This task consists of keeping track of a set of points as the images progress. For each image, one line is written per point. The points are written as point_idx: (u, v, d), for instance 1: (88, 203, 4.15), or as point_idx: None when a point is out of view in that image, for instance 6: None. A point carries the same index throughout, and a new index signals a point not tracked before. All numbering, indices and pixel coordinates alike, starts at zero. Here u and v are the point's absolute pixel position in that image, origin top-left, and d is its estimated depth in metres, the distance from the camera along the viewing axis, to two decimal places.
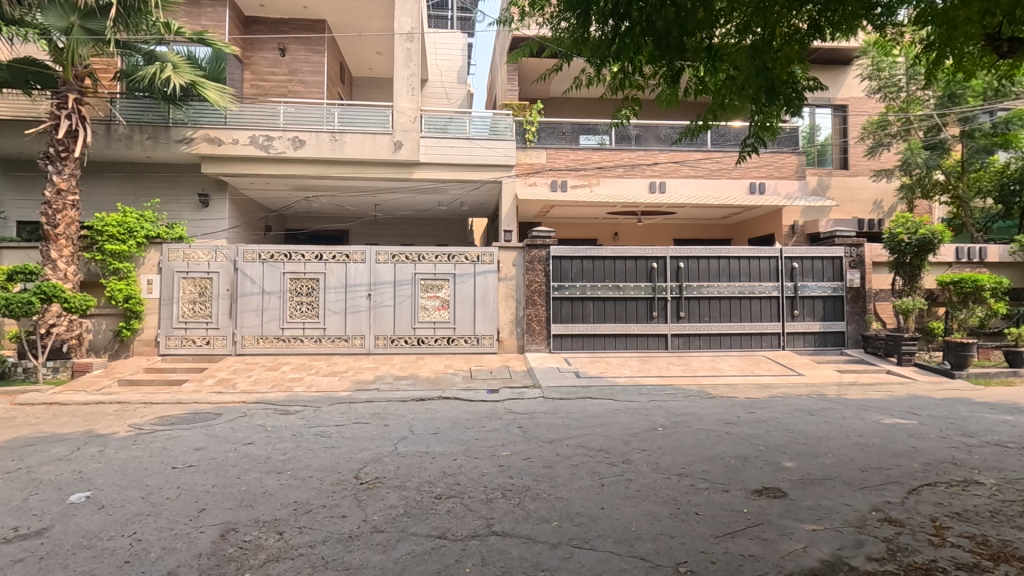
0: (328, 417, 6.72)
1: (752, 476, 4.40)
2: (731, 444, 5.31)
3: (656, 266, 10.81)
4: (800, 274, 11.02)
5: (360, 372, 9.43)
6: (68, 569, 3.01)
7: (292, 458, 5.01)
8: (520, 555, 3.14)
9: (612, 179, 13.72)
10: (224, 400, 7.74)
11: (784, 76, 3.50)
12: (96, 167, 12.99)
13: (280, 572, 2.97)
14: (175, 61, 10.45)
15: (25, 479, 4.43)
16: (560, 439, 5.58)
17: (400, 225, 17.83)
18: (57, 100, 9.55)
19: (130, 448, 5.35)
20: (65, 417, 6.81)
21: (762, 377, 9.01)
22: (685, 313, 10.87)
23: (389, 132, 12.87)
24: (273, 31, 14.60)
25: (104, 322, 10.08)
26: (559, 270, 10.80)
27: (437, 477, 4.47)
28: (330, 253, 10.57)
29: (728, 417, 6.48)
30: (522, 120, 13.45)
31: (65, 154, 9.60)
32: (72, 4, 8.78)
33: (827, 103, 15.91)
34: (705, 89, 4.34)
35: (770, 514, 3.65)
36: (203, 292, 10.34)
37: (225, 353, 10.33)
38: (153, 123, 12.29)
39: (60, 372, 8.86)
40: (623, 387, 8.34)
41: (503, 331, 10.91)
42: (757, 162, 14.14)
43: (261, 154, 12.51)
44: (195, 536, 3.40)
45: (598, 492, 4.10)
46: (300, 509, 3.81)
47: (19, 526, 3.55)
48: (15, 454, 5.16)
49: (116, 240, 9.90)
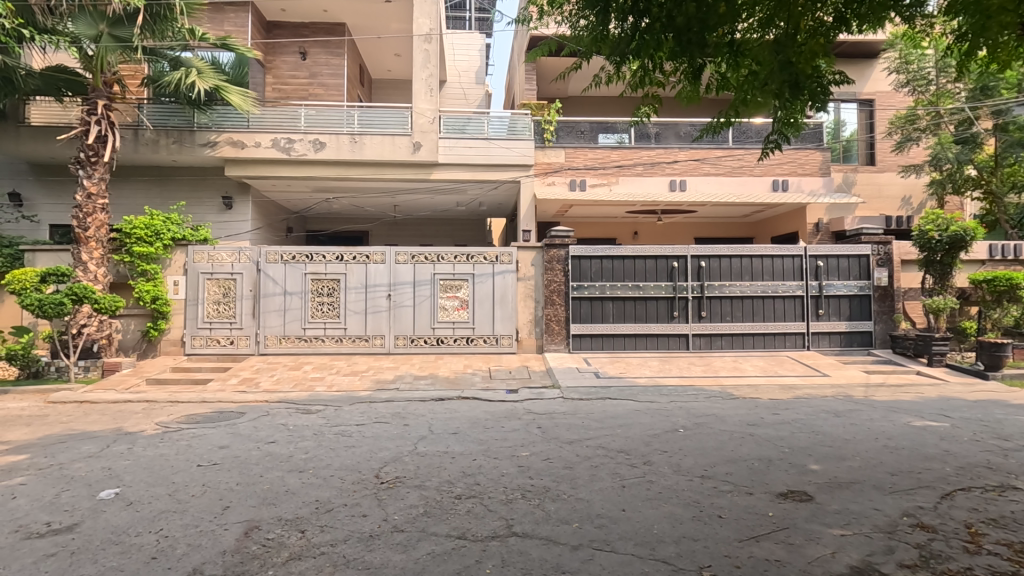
0: (349, 416, 6.76)
1: (777, 478, 4.32)
2: (756, 446, 5.22)
3: (677, 265, 10.68)
4: (826, 273, 10.78)
5: (380, 371, 9.51)
6: (97, 564, 3.08)
7: (313, 458, 5.05)
8: (540, 557, 3.12)
9: (632, 178, 13.60)
10: (247, 400, 7.82)
11: (809, 70, 3.40)
12: (125, 172, 13.32)
13: (302, 570, 2.99)
14: (200, 67, 10.67)
15: (58, 476, 4.56)
16: (580, 440, 5.54)
17: (419, 226, 17.95)
18: (87, 106, 9.80)
19: (157, 445, 5.47)
20: (94, 415, 6.97)
21: (785, 377, 8.84)
22: (707, 312, 10.72)
23: (409, 133, 12.95)
24: (294, 35, 14.78)
25: (133, 322, 10.35)
26: (578, 270, 10.76)
27: (457, 477, 4.47)
28: (351, 253, 10.69)
29: (751, 418, 6.37)
30: (540, 120, 13.42)
31: (94, 158, 9.86)
32: (101, 12, 9.02)
33: (852, 98, 15.58)
34: (727, 85, 4.23)
35: (796, 518, 3.58)
36: (226, 293, 10.53)
37: (248, 353, 10.50)
38: (179, 127, 12.54)
39: (90, 372, 9.16)
40: (643, 388, 8.25)
41: (522, 331, 10.88)
42: (779, 160, 13.89)
43: (282, 156, 12.69)
44: (219, 533, 3.45)
45: (619, 493, 4.06)
46: (322, 508, 3.84)
47: (51, 522, 3.64)
48: (48, 451, 5.31)
49: (144, 242, 10.12)
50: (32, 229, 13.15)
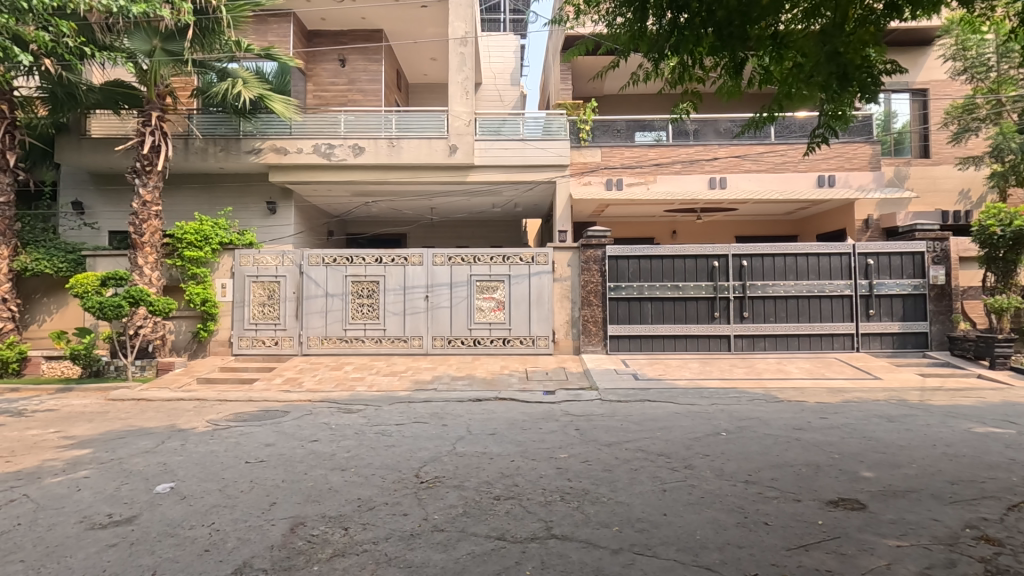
0: (389, 416, 6.88)
1: (826, 485, 4.15)
2: (803, 451, 5.04)
3: (717, 264, 10.43)
4: (876, 271, 10.33)
5: (418, 372, 9.63)
6: (155, 555, 3.22)
7: (355, 456, 5.17)
8: (580, 560, 3.09)
9: (670, 176, 13.37)
10: (291, 399, 8.07)
11: (858, 60, 3.27)
12: (176, 179, 13.89)
13: (346, 567, 3.05)
14: (245, 77, 11.10)
15: (118, 469, 4.80)
16: (619, 442, 5.48)
17: (455, 228, 18.12)
18: (142, 118, 10.27)
19: (207, 442, 5.70)
20: (151, 412, 7.35)
21: (833, 380, 8.53)
22: (749, 313, 10.44)
23: (445, 136, 13.11)
24: (333, 43, 15.15)
25: (184, 323, 10.83)
26: (615, 270, 10.64)
27: (495, 477, 4.49)
28: (389, 256, 10.87)
29: (797, 422, 6.16)
30: (575, 119, 13.36)
31: (149, 168, 10.33)
32: (154, 28, 9.48)
33: (904, 87, 14.90)
34: (771, 78, 4.05)
35: (848, 527, 3.44)
36: (272, 295, 10.88)
37: (293, 353, 10.81)
38: (226, 135, 13.03)
39: (146, 370, 9.60)
40: (683, 390, 8.09)
41: (558, 332, 10.83)
42: (825, 154, 13.41)
43: (323, 161, 13.05)
44: (267, 528, 3.56)
45: (659, 497, 3.99)
46: (364, 506, 3.92)
47: (113, 513, 3.84)
48: (109, 446, 5.61)
49: (194, 247, 10.56)
50: (93, 235, 13.86)
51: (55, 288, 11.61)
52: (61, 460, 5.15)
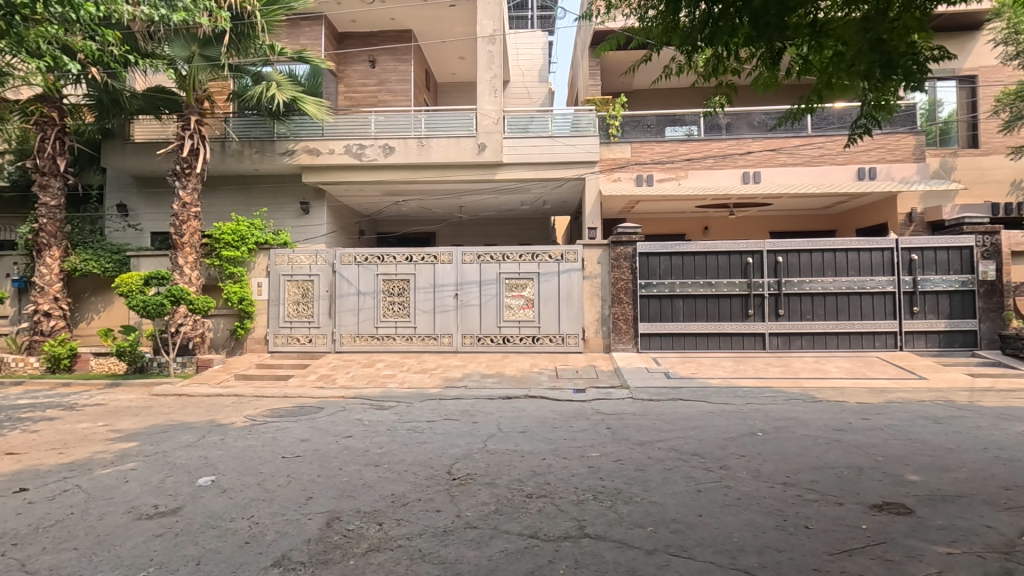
0: (420, 413, 6.95)
1: (869, 489, 4.01)
2: (844, 453, 4.89)
3: (751, 261, 10.20)
4: (921, 267, 9.94)
5: (449, 369, 9.68)
6: (198, 545, 3.32)
7: (388, 452, 5.23)
8: (614, 560, 3.06)
9: (702, 171, 13.12)
10: (325, 395, 8.23)
11: (903, 47, 3.14)
12: (213, 181, 14.28)
13: (381, 562, 3.09)
14: (279, 79, 11.34)
15: (162, 462, 4.98)
16: (651, 441, 5.41)
17: (484, 227, 18.20)
18: (182, 123, 10.60)
19: (246, 437, 5.85)
20: (192, 407, 7.58)
21: (874, 379, 8.24)
22: (785, 310, 10.17)
23: (474, 135, 13.14)
24: (364, 44, 15.35)
25: (222, 322, 11.15)
26: (646, 267, 10.51)
27: (526, 475, 4.48)
28: (419, 254, 10.98)
29: (837, 423, 5.96)
30: (605, 115, 13.24)
31: (189, 170, 10.64)
32: (193, 34, 9.81)
33: (951, 74, 14.29)
34: (810, 69, 3.91)
35: (894, 532, 3.31)
36: (305, 294, 11.10)
37: (326, 351, 11.02)
38: (261, 138, 13.35)
39: (186, 367, 10.00)
40: (717, 389, 7.92)
41: (588, 330, 10.75)
42: (866, 146, 12.94)
43: (355, 162, 13.24)
44: (304, 522, 3.63)
45: (694, 498, 3.91)
46: (398, 502, 3.96)
47: (158, 504, 3.97)
48: (154, 439, 5.82)
49: (231, 247, 10.84)
50: (137, 236, 14.37)
51: (102, 288, 12.08)
52: (110, 453, 5.36)
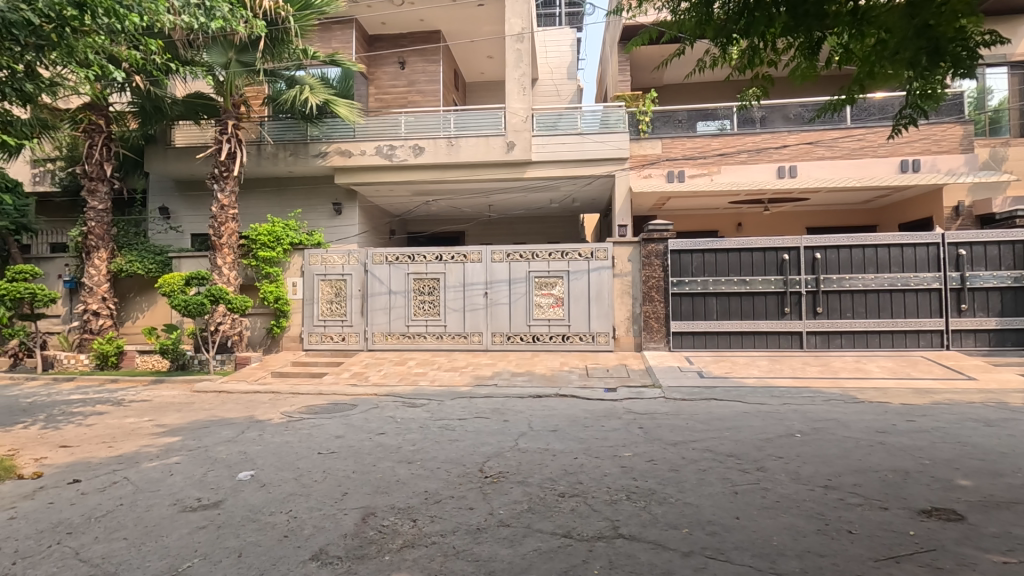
0: (451, 410, 7.01)
1: (917, 493, 3.86)
2: (888, 456, 4.72)
3: (788, 257, 9.93)
4: (969, 262, 9.52)
5: (479, 368, 9.72)
6: (239, 538, 3.42)
7: (420, 449, 5.29)
8: (649, 561, 3.02)
9: (735, 166, 12.82)
10: (358, 392, 8.37)
11: (952, 32, 2.98)
12: (249, 184, 14.66)
13: (416, 558, 3.12)
14: (312, 83, 11.57)
15: (204, 457, 5.14)
16: (685, 441, 5.33)
17: (512, 225, 18.22)
18: (220, 127, 10.92)
19: (282, 433, 5.99)
20: (231, 403, 7.82)
21: (919, 380, 7.94)
22: (823, 308, 9.87)
23: (503, 133, 13.15)
24: (393, 46, 15.54)
25: (259, 320, 11.47)
26: (678, 264, 10.35)
27: (558, 474, 4.46)
28: (449, 253, 11.05)
29: (880, 425, 5.76)
30: (635, 110, 13.08)
31: (226, 173, 10.94)
32: (229, 41, 10.12)
33: (1002, 60, 13.62)
34: (851, 57, 3.75)
35: (944, 539, 3.18)
36: (338, 293, 11.30)
37: (358, 349, 11.19)
38: (295, 141, 13.63)
39: (226, 364, 10.23)
40: (752, 389, 7.75)
41: (619, 328, 10.64)
42: (909, 137, 12.46)
43: (385, 162, 13.41)
44: (340, 517, 3.70)
45: (730, 500, 3.84)
46: (431, 499, 3.99)
47: (201, 497, 4.11)
48: (196, 434, 6.02)
49: (267, 247, 11.12)
50: (177, 238, 14.86)
51: (146, 288, 12.55)
52: (155, 447, 5.56)
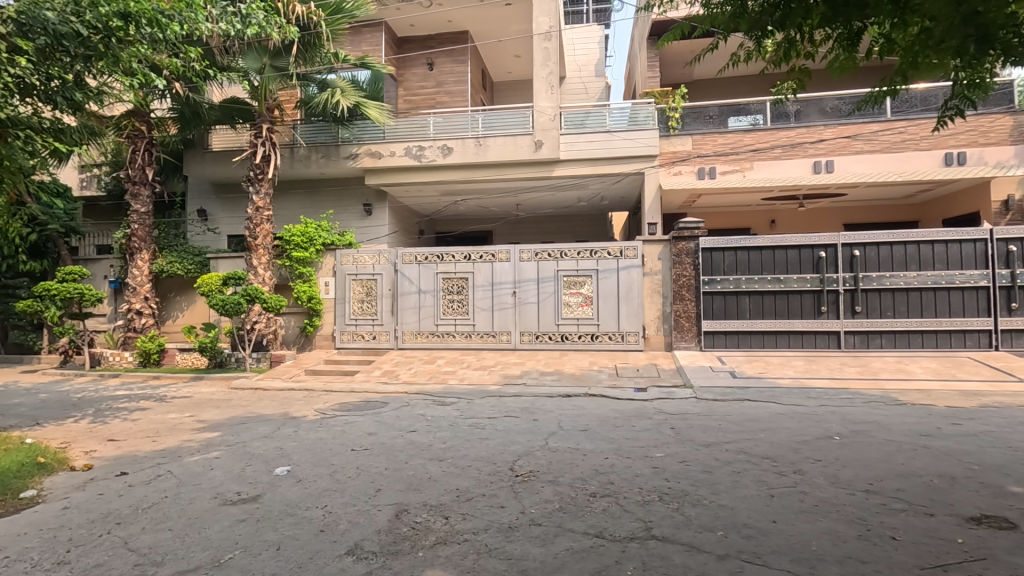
0: (481, 409, 7.04)
1: (965, 500, 3.71)
2: (933, 460, 4.55)
3: (824, 255, 9.66)
4: (1020, 259, 9.09)
5: (507, 367, 9.74)
6: (278, 531, 3.50)
7: (451, 447, 5.34)
8: (683, 563, 2.98)
9: (768, 162, 12.53)
10: (389, 390, 8.49)
11: (1002, 18, 2.86)
12: (283, 185, 15.00)
13: (449, 555, 3.15)
14: (343, 86, 11.79)
15: (243, 452, 5.29)
16: (718, 443, 5.23)
17: (540, 224, 18.20)
18: (255, 131, 11.20)
19: (317, 430, 6.12)
20: (267, 400, 8.02)
21: (965, 381, 7.62)
22: (862, 307, 9.58)
23: (530, 132, 13.15)
24: (422, 47, 15.69)
25: (293, 319, 11.73)
26: (709, 263, 10.18)
27: (589, 474, 4.44)
28: (477, 253, 11.10)
29: (924, 428, 5.56)
30: (664, 107, 12.90)
31: (261, 176, 11.21)
32: (264, 47, 10.37)
33: None
34: (893, 48, 3.62)
35: (994, 548, 3.05)
36: (369, 292, 11.47)
37: (389, 347, 11.35)
38: (326, 143, 13.88)
39: (261, 362, 10.53)
40: (787, 389, 7.57)
41: (649, 328, 10.52)
42: (955, 129, 11.97)
43: (414, 163, 13.55)
44: (374, 513, 3.76)
45: (766, 503, 3.76)
46: (462, 497, 4.02)
47: (240, 491, 4.23)
48: (234, 430, 6.19)
49: (300, 248, 11.37)
50: (215, 239, 15.31)
51: (185, 288, 12.97)
52: (196, 441, 5.75)
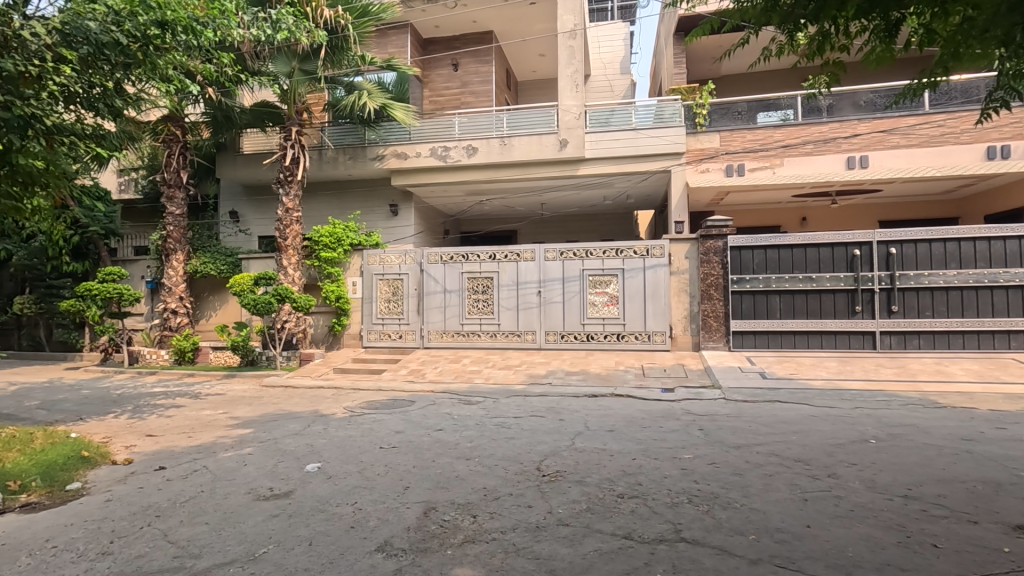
0: (507, 408, 7.05)
1: (1010, 507, 3.56)
2: (976, 465, 4.38)
3: (859, 253, 9.40)
4: None
5: (533, 366, 9.73)
6: (309, 527, 3.57)
7: (478, 446, 5.36)
8: (715, 567, 2.94)
9: (799, 158, 12.25)
10: (415, 389, 8.58)
11: None
12: (311, 187, 15.26)
13: (478, 553, 3.17)
14: (369, 88, 11.95)
15: (275, 448, 5.41)
16: (748, 445, 5.14)
17: (565, 224, 18.13)
18: (285, 134, 11.43)
19: (345, 427, 6.21)
20: (297, 398, 8.18)
21: (1010, 384, 7.32)
22: (899, 307, 9.29)
23: (555, 131, 13.11)
24: (447, 48, 15.79)
25: (321, 318, 11.92)
26: (738, 261, 9.99)
27: (617, 475, 4.41)
28: (502, 253, 11.13)
29: (966, 432, 5.35)
30: (691, 104, 12.72)
31: (290, 178, 11.42)
32: (293, 51, 10.58)
33: None
34: (932, 38, 3.49)
35: None
36: (395, 292, 11.60)
37: (415, 346, 11.45)
38: (353, 144, 14.08)
39: (291, 360, 10.74)
40: (819, 391, 7.39)
41: (676, 328, 10.39)
42: (998, 121, 11.50)
43: (440, 163, 13.65)
44: (403, 511, 3.80)
45: (800, 507, 3.67)
46: (490, 496, 4.03)
47: (273, 487, 4.32)
48: (266, 427, 6.33)
49: (329, 248, 11.56)
50: (246, 240, 15.66)
51: (218, 288, 13.31)
52: (230, 438, 5.89)
